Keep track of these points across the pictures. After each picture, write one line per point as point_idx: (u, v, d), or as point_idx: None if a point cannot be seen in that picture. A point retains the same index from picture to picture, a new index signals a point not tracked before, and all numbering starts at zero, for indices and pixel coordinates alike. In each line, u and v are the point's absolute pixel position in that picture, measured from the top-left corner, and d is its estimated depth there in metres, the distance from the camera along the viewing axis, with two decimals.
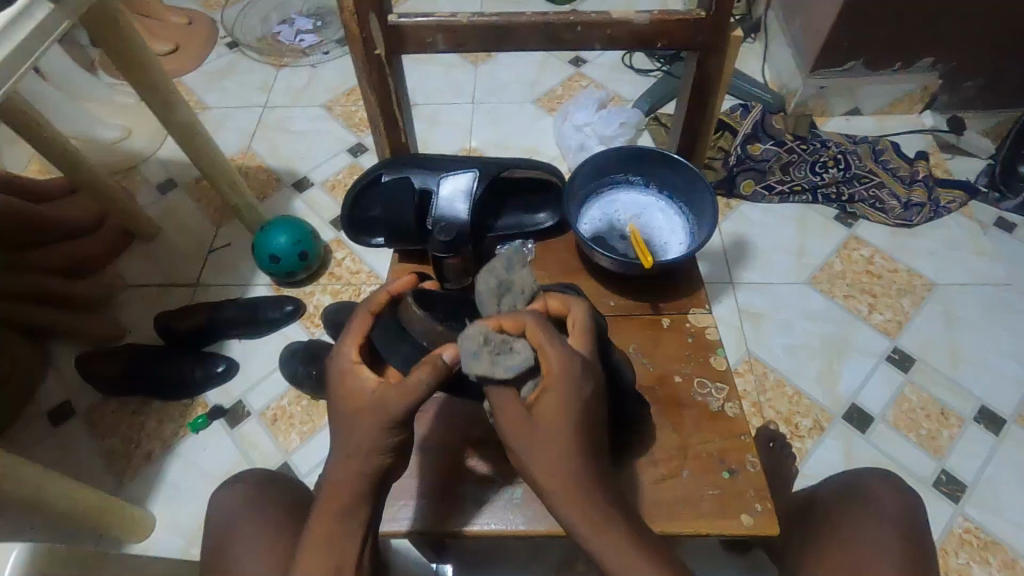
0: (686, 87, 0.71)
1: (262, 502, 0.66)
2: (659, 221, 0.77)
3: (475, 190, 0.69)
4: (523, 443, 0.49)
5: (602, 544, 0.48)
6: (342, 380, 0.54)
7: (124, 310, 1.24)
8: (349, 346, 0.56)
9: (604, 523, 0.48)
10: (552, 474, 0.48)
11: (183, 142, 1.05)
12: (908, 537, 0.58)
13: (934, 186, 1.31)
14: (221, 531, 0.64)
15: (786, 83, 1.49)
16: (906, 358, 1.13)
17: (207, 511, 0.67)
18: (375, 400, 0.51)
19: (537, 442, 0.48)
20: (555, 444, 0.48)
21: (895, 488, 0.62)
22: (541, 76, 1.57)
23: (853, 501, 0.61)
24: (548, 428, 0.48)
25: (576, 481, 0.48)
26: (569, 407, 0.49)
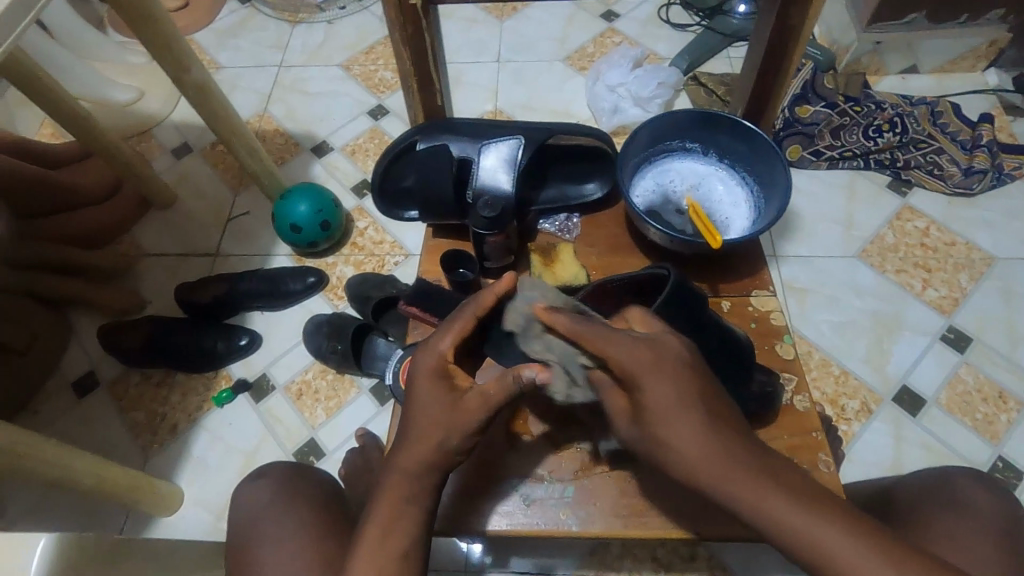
0: (759, 42, 0.64)
1: (294, 492, 0.63)
2: (719, 192, 0.71)
3: (519, 159, 0.65)
4: (651, 441, 0.47)
5: (777, 521, 0.44)
6: (431, 376, 0.52)
7: (143, 280, 1.21)
8: (445, 346, 0.53)
9: (762, 494, 0.44)
10: (695, 452, 0.46)
11: (197, 103, 0.99)
12: (1009, 545, 0.54)
13: (998, 152, 1.21)
14: (252, 522, 0.61)
15: (837, 39, 1.38)
16: (961, 337, 1.06)
17: (235, 500, 0.64)
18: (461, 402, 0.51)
19: (658, 435, 0.47)
20: (676, 434, 0.46)
21: (994, 492, 0.58)
22: (571, 31, 1.47)
23: (944, 500, 0.58)
24: (660, 421, 0.46)
25: (721, 456, 0.45)
26: (668, 392, 0.46)
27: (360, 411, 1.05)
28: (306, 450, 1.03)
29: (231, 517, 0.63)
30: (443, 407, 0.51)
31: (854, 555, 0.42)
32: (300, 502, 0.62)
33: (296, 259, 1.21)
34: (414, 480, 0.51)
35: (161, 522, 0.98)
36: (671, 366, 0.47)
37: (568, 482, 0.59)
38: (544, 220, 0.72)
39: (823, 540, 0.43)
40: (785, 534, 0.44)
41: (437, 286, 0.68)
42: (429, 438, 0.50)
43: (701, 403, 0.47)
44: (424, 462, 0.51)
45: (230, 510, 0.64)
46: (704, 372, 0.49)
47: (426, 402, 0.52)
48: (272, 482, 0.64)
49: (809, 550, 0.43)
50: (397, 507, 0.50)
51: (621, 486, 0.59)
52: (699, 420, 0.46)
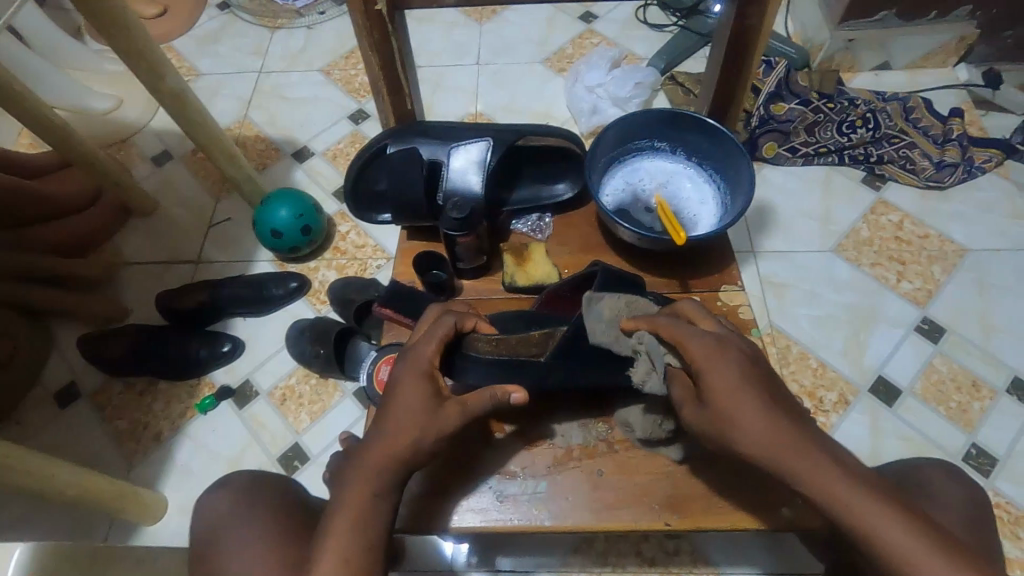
0: (721, 42, 0.66)
1: (264, 502, 0.63)
2: (687, 190, 0.73)
3: (487, 161, 0.66)
4: (713, 422, 0.47)
5: (833, 499, 0.44)
6: (414, 380, 0.53)
7: (125, 288, 1.21)
8: (427, 348, 0.54)
9: (820, 473, 0.44)
10: (763, 435, 0.45)
11: (174, 110, 0.99)
12: (975, 529, 0.56)
13: (968, 146, 1.24)
14: (225, 527, 0.61)
15: (811, 37, 1.40)
16: (935, 328, 1.08)
17: (206, 507, 0.64)
18: (439, 412, 0.52)
19: (718, 413, 0.47)
20: (737, 410, 0.46)
21: (960, 482, 0.60)
22: (550, 33, 1.48)
23: (914, 491, 0.59)
24: (725, 400, 0.47)
25: (783, 435, 0.45)
26: (732, 375, 0.47)
27: (344, 414, 1.05)
28: (290, 454, 1.03)
29: (202, 524, 0.63)
30: (421, 406, 0.52)
31: (914, 547, 0.41)
32: (275, 509, 0.62)
33: (278, 264, 1.21)
34: (381, 480, 0.51)
35: (146, 531, 0.97)
36: (738, 353, 0.48)
37: (542, 477, 0.60)
38: (518, 221, 0.74)
39: (878, 525, 0.42)
40: (840, 513, 0.43)
41: (411, 288, 0.68)
42: (400, 438, 0.51)
43: (769, 390, 0.47)
44: (398, 463, 0.51)
45: (199, 518, 0.64)
46: (762, 360, 0.50)
47: (404, 400, 0.52)
48: (245, 489, 0.65)
49: (861, 532, 0.43)
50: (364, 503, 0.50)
51: (593, 480, 0.60)
52: (763, 400, 0.46)
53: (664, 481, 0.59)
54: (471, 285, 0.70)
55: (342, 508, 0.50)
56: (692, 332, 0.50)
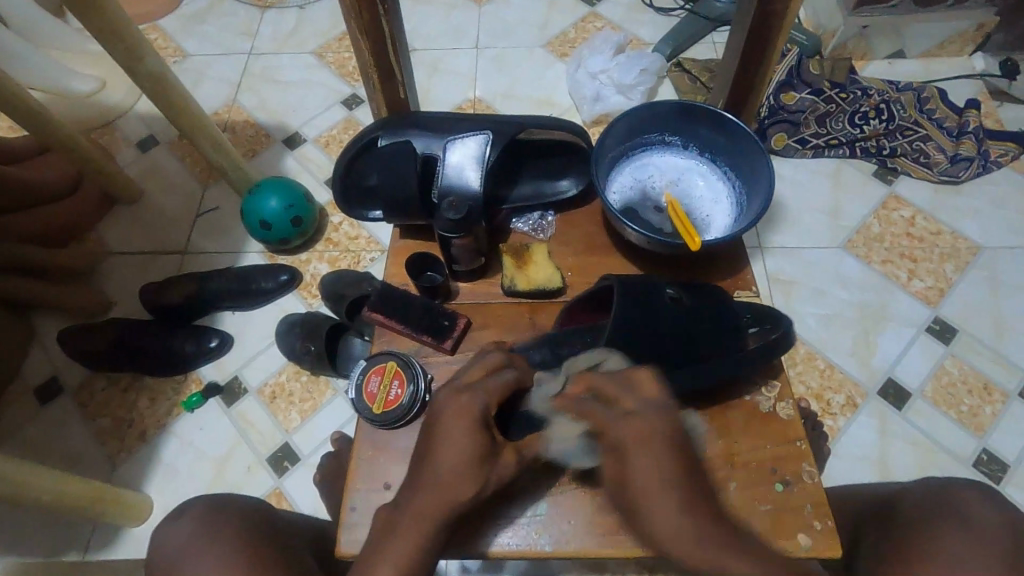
0: (741, 27, 0.62)
1: (226, 526, 0.59)
2: (699, 188, 0.69)
3: (487, 156, 0.62)
4: (633, 511, 0.50)
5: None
6: (473, 429, 0.52)
7: (109, 279, 1.16)
8: (479, 391, 0.54)
9: (719, 555, 0.47)
10: (673, 528, 0.47)
11: (155, 93, 0.94)
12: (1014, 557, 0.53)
13: (984, 139, 1.19)
14: (195, 557, 0.57)
15: (824, 23, 1.34)
16: (947, 329, 1.05)
17: (171, 535, 0.60)
18: (500, 469, 0.52)
19: (636, 497, 0.49)
20: (651, 501, 0.48)
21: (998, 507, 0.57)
22: (552, 16, 1.42)
23: (948, 511, 0.57)
24: (643, 496, 0.49)
25: (693, 526, 0.47)
26: (650, 465, 0.49)
27: (336, 414, 1.02)
28: (280, 455, 0.99)
29: (166, 555, 0.58)
30: (470, 449, 0.51)
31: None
32: (250, 539, 0.59)
33: (269, 256, 1.17)
34: (432, 526, 0.49)
35: (130, 534, 0.94)
36: (664, 443, 0.50)
37: (542, 496, 0.57)
38: (518, 219, 0.70)
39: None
40: None
41: (404, 291, 0.65)
42: (449, 482, 0.50)
43: (688, 485, 0.49)
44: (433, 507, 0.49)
45: (163, 547, 0.59)
46: (683, 437, 0.52)
47: (450, 438, 0.51)
48: (215, 517, 0.61)
49: None
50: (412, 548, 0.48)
51: (597, 503, 0.57)
52: (675, 491, 0.48)
53: None
54: (468, 288, 0.66)
55: (388, 558, 0.48)
56: (616, 418, 0.52)
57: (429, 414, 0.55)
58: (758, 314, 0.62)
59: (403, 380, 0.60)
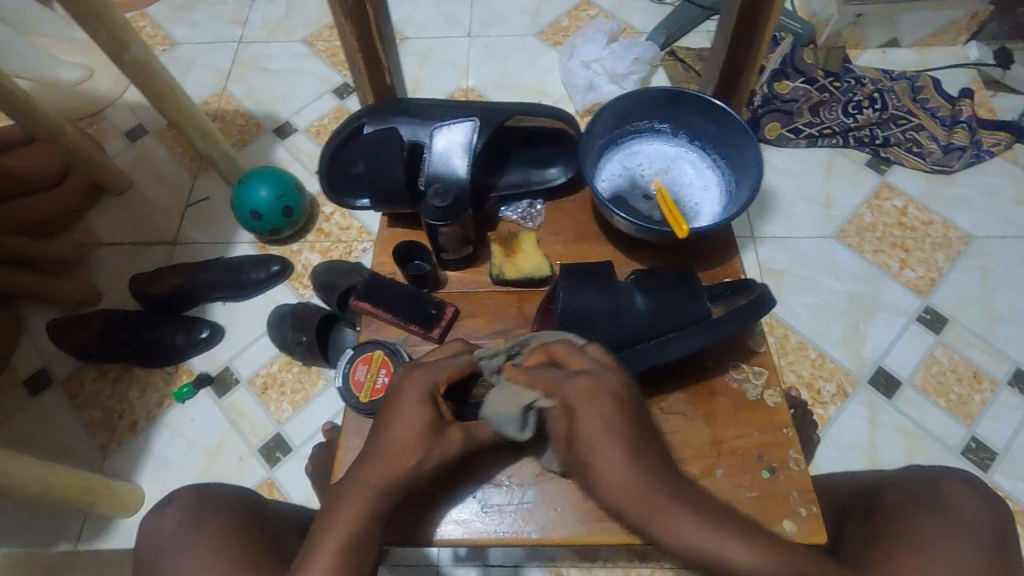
0: (733, 13, 0.61)
1: (211, 519, 0.59)
2: (689, 176, 0.69)
3: (474, 143, 0.62)
4: (584, 468, 0.50)
5: (680, 535, 0.46)
6: (419, 401, 0.52)
7: (98, 270, 1.15)
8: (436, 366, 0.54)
9: (661, 501, 0.47)
10: (619, 487, 0.48)
11: (141, 81, 0.93)
12: (996, 552, 0.53)
13: (977, 128, 1.19)
14: (181, 547, 0.57)
15: (818, 12, 1.33)
16: (938, 318, 1.05)
17: (155, 524, 0.59)
18: (444, 444, 0.51)
19: (585, 461, 0.50)
20: (617, 452, 0.49)
21: (982, 498, 0.57)
22: (545, 4, 1.41)
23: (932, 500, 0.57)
24: (600, 452, 0.49)
25: (645, 485, 0.48)
26: (598, 421, 0.50)
27: (327, 405, 1.01)
28: (271, 445, 0.99)
29: (152, 548, 0.58)
30: (420, 418, 0.51)
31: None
32: (237, 529, 0.59)
33: (259, 247, 1.16)
34: (378, 494, 0.49)
35: (121, 525, 0.94)
36: (609, 397, 0.51)
37: (526, 484, 0.57)
38: (506, 207, 0.70)
39: (732, 560, 0.45)
40: (685, 550, 0.46)
41: (392, 280, 0.65)
42: (393, 453, 0.50)
43: (636, 446, 0.49)
44: (378, 479, 0.49)
45: (148, 536, 0.59)
46: (620, 389, 0.52)
47: (401, 407, 0.52)
48: (200, 506, 0.60)
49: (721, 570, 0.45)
50: (354, 517, 0.48)
51: (584, 490, 0.57)
52: (627, 445, 0.49)
53: None
54: (456, 276, 0.66)
55: (333, 525, 0.48)
56: (564, 377, 0.53)
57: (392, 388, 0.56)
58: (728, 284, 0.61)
59: (391, 369, 0.60)
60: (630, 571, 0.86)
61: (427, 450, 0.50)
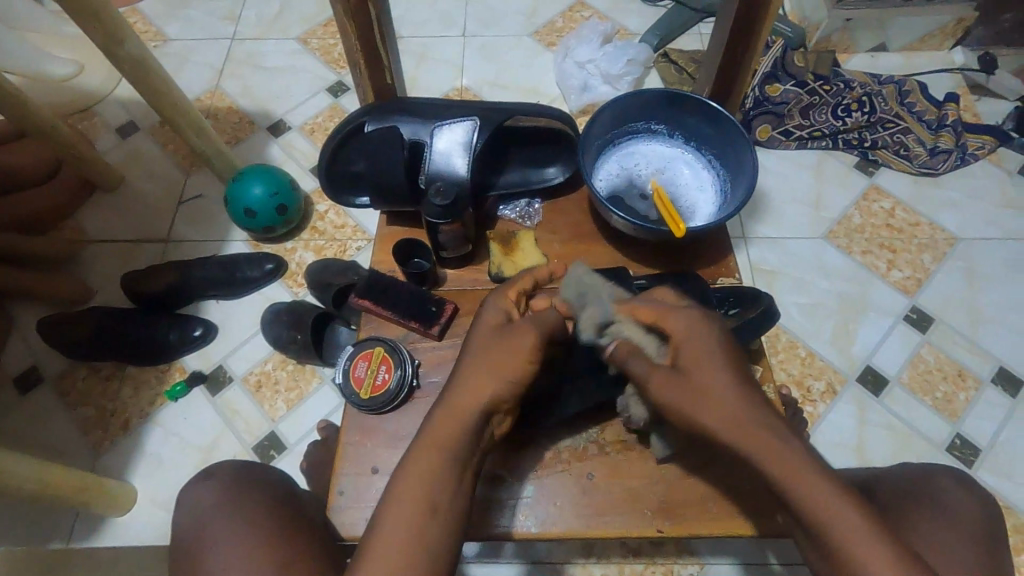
0: (727, 18, 0.62)
1: (249, 498, 0.55)
2: (685, 176, 0.70)
3: (474, 142, 0.63)
4: (683, 396, 0.50)
5: (797, 484, 0.44)
6: (488, 334, 0.55)
7: (90, 267, 1.14)
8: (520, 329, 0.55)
9: (762, 443, 0.46)
10: (727, 421, 0.47)
11: (135, 78, 0.93)
12: (983, 545, 0.55)
13: (963, 132, 1.22)
14: (219, 527, 0.53)
15: (808, 16, 1.35)
16: (924, 318, 1.07)
17: (192, 503, 0.55)
18: (513, 360, 0.53)
19: (696, 394, 0.49)
20: (726, 388, 0.49)
21: (972, 493, 0.59)
22: (540, 5, 1.41)
23: (922, 495, 0.59)
24: (705, 376, 0.49)
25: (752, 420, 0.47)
26: (713, 347, 0.51)
27: (323, 403, 1.01)
28: (266, 443, 0.99)
29: (195, 528, 0.54)
30: (504, 381, 0.52)
31: (864, 538, 0.42)
32: (278, 510, 0.54)
33: (254, 245, 1.16)
34: (448, 456, 0.49)
35: (113, 524, 0.93)
36: (722, 336, 0.52)
37: (525, 479, 0.59)
38: (505, 207, 0.71)
39: (842, 518, 0.43)
40: (803, 499, 0.44)
41: (391, 278, 0.66)
42: (466, 385, 0.52)
43: (756, 392, 0.49)
44: (457, 416, 0.50)
45: (189, 516, 0.55)
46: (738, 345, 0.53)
47: (484, 368, 0.52)
48: (247, 481, 0.57)
49: (821, 523, 0.44)
50: (426, 477, 0.48)
51: (583, 484, 0.59)
52: (737, 382, 0.49)
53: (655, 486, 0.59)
54: (455, 274, 0.67)
55: (409, 471, 0.48)
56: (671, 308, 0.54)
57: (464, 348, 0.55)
58: (738, 295, 0.63)
59: (390, 365, 0.61)
60: (624, 566, 0.87)
61: (504, 371, 0.52)
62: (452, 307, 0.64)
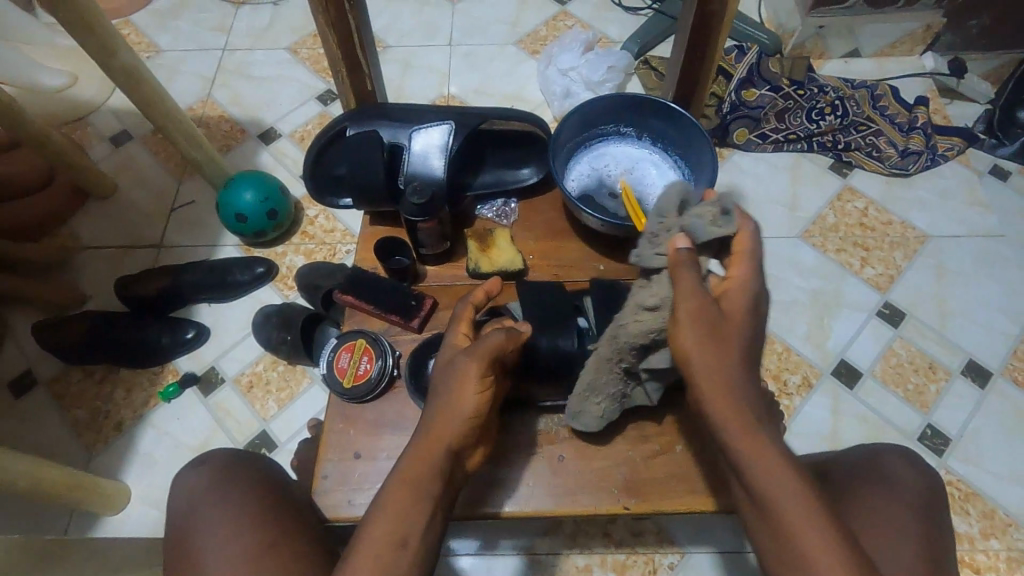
0: (687, 26, 0.66)
1: (238, 482, 0.57)
2: (652, 176, 0.74)
3: (451, 144, 0.67)
4: (702, 341, 0.49)
5: (755, 453, 0.46)
6: (446, 371, 0.55)
7: (83, 273, 1.16)
8: (469, 352, 0.54)
9: (740, 406, 0.47)
10: (718, 370, 0.48)
11: (126, 87, 0.96)
12: (928, 522, 0.58)
13: (932, 134, 1.26)
14: (208, 510, 0.55)
15: (783, 23, 1.40)
16: (896, 313, 1.11)
17: (186, 488, 0.58)
18: (467, 391, 0.52)
19: (709, 344, 0.48)
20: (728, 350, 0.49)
21: (918, 471, 0.62)
22: (524, 15, 1.45)
23: (875, 476, 0.61)
24: (723, 330, 0.49)
25: (733, 379, 0.48)
26: (743, 306, 0.51)
27: (312, 401, 1.04)
28: (257, 442, 1.01)
29: (191, 513, 0.56)
30: (465, 414, 0.52)
31: (797, 515, 0.44)
32: (265, 493, 0.57)
33: (245, 249, 1.18)
34: (418, 496, 0.49)
35: (105, 523, 0.95)
36: (749, 305, 0.51)
37: (501, 462, 0.63)
38: (482, 206, 0.74)
39: (776, 490, 0.45)
40: (749, 465, 0.46)
41: (374, 274, 0.69)
42: (432, 424, 0.52)
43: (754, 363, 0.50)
44: (431, 456, 0.51)
45: (185, 500, 0.57)
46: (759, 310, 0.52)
47: (440, 406, 0.53)
48: (237, 467, 0.59)
49: (760, 492, 0.46)
50: (399, 518, 0.48)
51: (553, 466, 0.63)
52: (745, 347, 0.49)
53: (623, 466, 0.63)
54: (435, 271, 0.70)
55: (377, 516, 0.48)
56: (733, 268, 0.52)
57: (436, 373, 0.55)
58: None
59: (372, 356, 0.64)
60: (607, 556, 0.90)
61: (460, 404, 0.52)
62: (430, 300, 0.67)
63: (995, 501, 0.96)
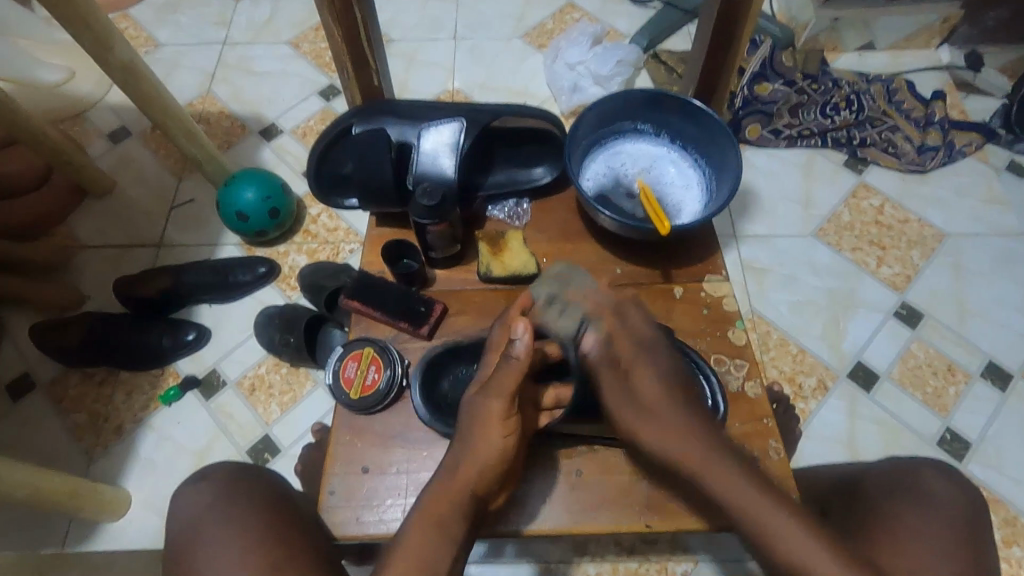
0: (710, 19, 0.64)
1: (240, 498, 0.55)
2: (671, 175, 0.71)
3: (461, 142, 0.64)
4: (632, 392, 0.57)
5: (725, 483, 0.51)
6: (478, 407, 0.55)
7: (82, 274, 1.14)
8: (499, 392, 0.54)
9: (686, 438, 0.54)
10: (655, 416, 0.55)
11: (123, 83, 0.93)
12: (970, 538, 0.55)
13: (950, 129, 1.23)
14: (210, 528, 0.53)
15: (796, 15, 1.36)
16: (914, 313, 1.08)
17: (186, 503, 0.56)
18: (495, 431, 0.53)
19: (640, 394, 0.57)
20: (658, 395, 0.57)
21: (955, 483, 0.60)
22: (530, 7, 1.42)
23: (909, 490, 0.59)
24: (646, 378, 0.57)
25: (676, 414, 0.55)
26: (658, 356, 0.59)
27: (317, 405, 1.02)
28: (260, 447, 0.99)
29: (191, 530, 0.54)
30: (493, 452, 0.53)
31: (783, 535, 0.49)
32: (268, 509, 0.55)
33: (246, 248, 1.16)
34: (441, 535, 0.50)
35: (106, 530, 0.93)
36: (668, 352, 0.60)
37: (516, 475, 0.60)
38: (493, 207, 0.71)
39: (749, 505, 0.50)
40: (720, 494, 0.51)
41: (381, 279, 0.66)
42: (460, 461, 0.53)
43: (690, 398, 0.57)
44: (458, 492, 0.52)
45: (186, 516, 0.55)
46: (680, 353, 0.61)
47: (468, 444, 0.53)
48: (240, 481, 0.57)
49: (748, 518, 0.50)
50: (421, 556, 0.49)
51: (570, 481, 0.60)
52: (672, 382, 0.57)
53: (642, 481, 0.60)
54: (444, 274, 0.68)
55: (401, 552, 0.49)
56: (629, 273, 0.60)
57: (465, 407, 0.56)
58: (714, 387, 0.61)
59: (380, 365, 0.61)
60: (618, 564, 0.87)
61: (489, 446, 0.53)
62: (440, 308, 0.64)
63: (1017, 507, 0.93)
